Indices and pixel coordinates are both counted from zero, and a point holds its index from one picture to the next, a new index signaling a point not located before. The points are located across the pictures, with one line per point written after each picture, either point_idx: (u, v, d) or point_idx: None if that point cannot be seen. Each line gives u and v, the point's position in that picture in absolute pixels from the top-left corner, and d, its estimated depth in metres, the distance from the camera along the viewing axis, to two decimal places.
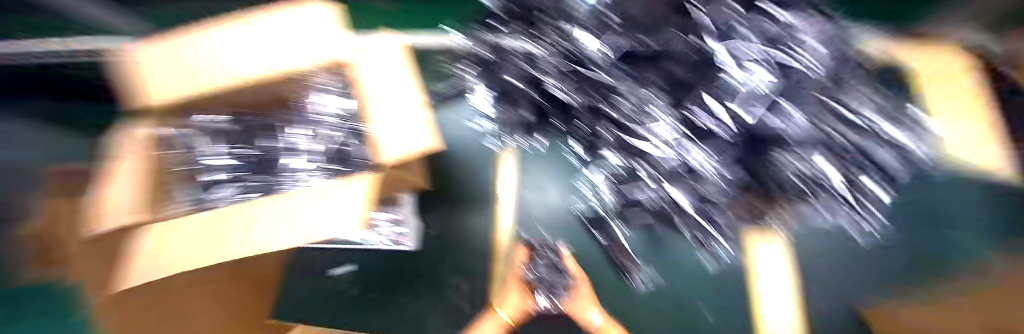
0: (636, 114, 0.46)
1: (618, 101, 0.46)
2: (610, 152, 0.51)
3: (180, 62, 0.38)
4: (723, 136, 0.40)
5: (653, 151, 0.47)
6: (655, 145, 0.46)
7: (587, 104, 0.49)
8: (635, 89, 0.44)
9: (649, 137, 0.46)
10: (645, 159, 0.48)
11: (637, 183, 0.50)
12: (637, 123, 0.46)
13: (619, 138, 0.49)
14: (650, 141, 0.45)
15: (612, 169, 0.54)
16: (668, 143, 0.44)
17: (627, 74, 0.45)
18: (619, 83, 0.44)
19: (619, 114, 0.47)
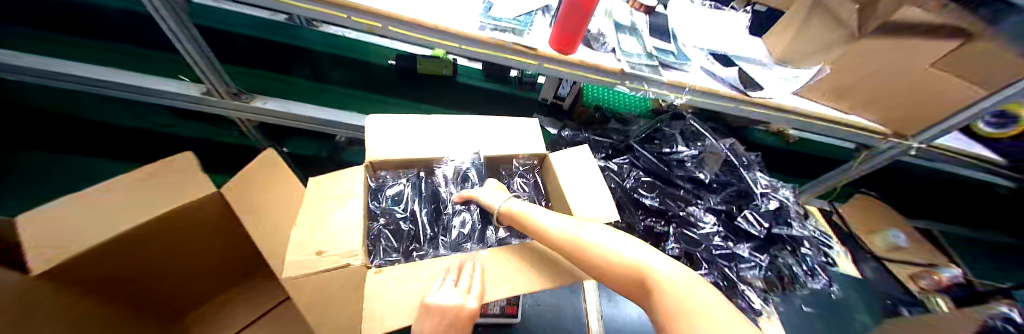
0: (688, 208, 0.74)
1: (682, 193, 0.75)
2: (678, 230, 0.73)
3: (439, 136, 0.54)
4: (755, 237, 0.70)
5: (708, 231, 0.71)
6: (718, 229, 0.71)
7: (665, 195, 0.76)
8: (702, 205, 0.74)
9: (705, 220, 0.72)
10: (708, 240, 0.70)
11: (699, 249, 0.70)
12: (696, 214, 0.72)
13: (685, 225, 0.73)
14: (709, 229, 0.71)
15: (679, 252, 0.72)
16: (718, 228, 0.71)
17: (690, 181, 0.76)
18: (680, 185, 0.76)
19: (684, 207, 0.74)
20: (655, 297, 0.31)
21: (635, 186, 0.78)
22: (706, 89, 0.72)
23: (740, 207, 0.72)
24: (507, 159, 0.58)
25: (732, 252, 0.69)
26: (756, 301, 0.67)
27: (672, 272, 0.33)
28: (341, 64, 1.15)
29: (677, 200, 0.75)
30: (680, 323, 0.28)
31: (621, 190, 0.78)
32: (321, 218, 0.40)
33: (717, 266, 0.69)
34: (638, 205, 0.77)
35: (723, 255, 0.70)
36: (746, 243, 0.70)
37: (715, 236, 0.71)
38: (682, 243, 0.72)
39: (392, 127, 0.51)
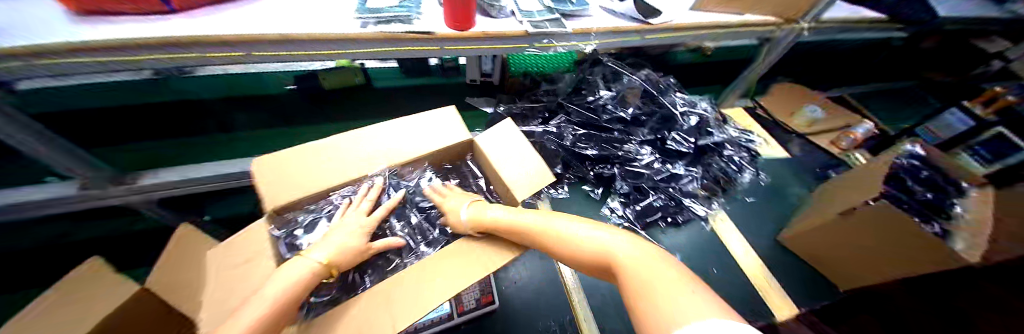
0: (624, 147, 0.78)
1: (616, 133, 0.79)
2: (624, 172, 0.78)
3: (347, 153, 0.49)
4: (685, 154, 0.76)
5: (644, 162, 0.77)
6: (655, 157, 0.77)
7: (605, 139, 0.79)
8: (636, 138, 0.78)
9: (642, 154, 0.77)
10: (648, 171, 0.77)
11: (642, 181, 0.77)
12: (632, 151, 0.78)
13: (626, 164, 0.78)
14: (644, 163, 0.77)
15: (628, 190, 0.78)
16: (654, 158, 0.77)
17: (620, 120, 0.80)
18: (613, 129, 0.79)
19: (619, 148, 0.78)
20: (622, 281, 0.31)
21: (575, 139, 0.81)
22: (609, 29, 0.72)
23: (667, 130, 0.78)
24: (439, 155, 0.56)
25: (668, 173, 0.76)
26: (698, 207, 0.77)
27: (636, 254, 0.32)
28: (235, 107, 1.00)
29: (615, 142, 0.79)
30: (643, 301, 0.27)
31: (565, 148, 0.80)
32: (226, 289, 0.34)
33: (662, 190, 0.76)
34: (581, 157, 0.81)
35: (663, 178, 0.76)
36: (679, 161, 0.77)
37: (653, 163, 0.77)
38: (626, 179, 0.78)
39: (289, 161, 0.45)
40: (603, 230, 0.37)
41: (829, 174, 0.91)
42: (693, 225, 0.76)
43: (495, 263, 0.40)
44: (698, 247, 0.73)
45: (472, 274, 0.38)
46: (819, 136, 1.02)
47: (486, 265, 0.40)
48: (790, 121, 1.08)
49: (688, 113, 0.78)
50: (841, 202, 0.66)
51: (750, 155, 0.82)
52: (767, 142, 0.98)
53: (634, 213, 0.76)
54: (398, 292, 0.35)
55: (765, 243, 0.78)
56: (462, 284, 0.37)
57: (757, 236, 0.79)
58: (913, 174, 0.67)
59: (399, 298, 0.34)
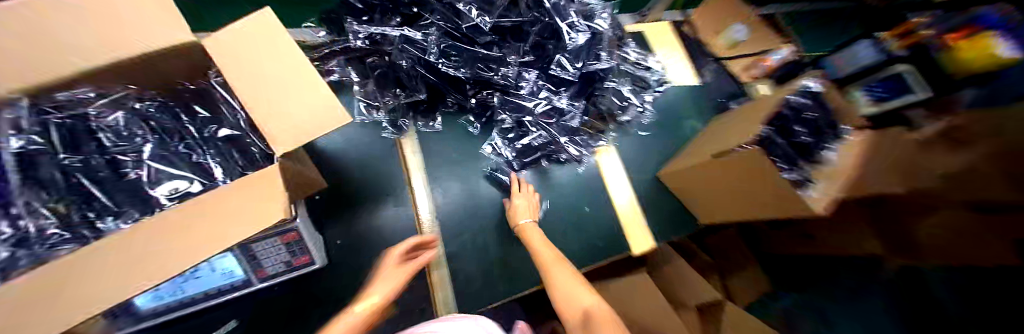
0: (502, 75, 0.59)
1: (494, 52, 0.58)
2: (511, 114, 0.63)
3: None
4: (571, 84, 0.62)
5: (527, 93, 0.62)
6: (537, 88, 0.62)
7: (483, 57, 0.57)
8: (518, 58, 0.59)
9: (525, 84, 0.61)
10: (531, 111, 0.63)
11: (525, 119, 0.63)
12: (514, 78, 0.60)
13: (504, 104, 0.63)
14: (523, 98, 0.62)
15: (509, 129, 0.65)
16: (540, 91, 0.63)
17: (496, 34, 0.58)
18: (490, 50, 0.58)
19: (494, 80, 0.60)
20: (551, 282, 0.46)
21: (435, 56, 0.56)
22: None
23: (556, 48, 0.59)
24: (161, 73, 0.32)
25: (551, 109, 0.63)
26: (575, 145, 0.68)
27: (569, 281, 0.45)
28: None
29: (499, 67, 0.59)
30: (561, 292, 0.44)
31: (420, 70, 0.58)
32: None
33: (548, 128, 0.65)
34: (442, 82, 0.60)
35: (546, 116, 0.64)
36: (564, 92, 0.63)
37: (536, 93, 0.63)
38: (501, 112, 0.64)
39: None
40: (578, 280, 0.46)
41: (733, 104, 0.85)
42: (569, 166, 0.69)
43: (253, 208, 0.23)
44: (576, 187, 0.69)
45: (224, 222, 0.22)
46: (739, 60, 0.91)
47: (256, 211, 0.23)
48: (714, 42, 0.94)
49: (583, 27, 0.59)
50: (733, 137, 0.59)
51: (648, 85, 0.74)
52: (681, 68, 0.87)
53: (515, 150, 0.66)
54: (79, 269, 0.19)
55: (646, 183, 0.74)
56: (205, 239, 0.22)
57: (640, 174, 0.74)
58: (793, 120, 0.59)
59: (73, 286, 0.18)
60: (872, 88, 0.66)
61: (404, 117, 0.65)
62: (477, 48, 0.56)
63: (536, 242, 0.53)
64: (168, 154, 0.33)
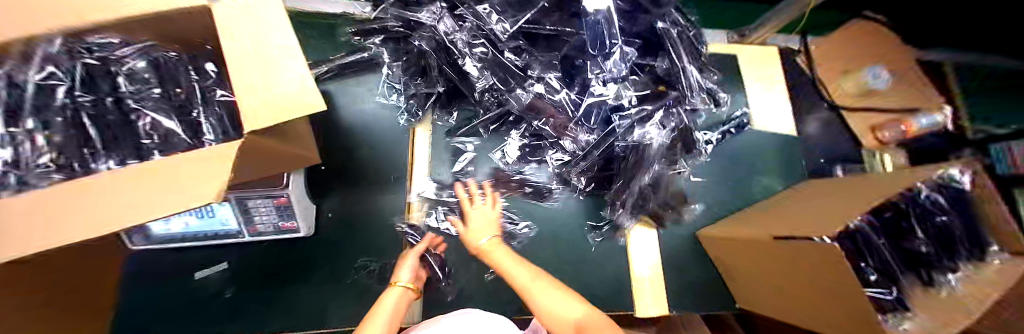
0: (611, 110, 0.60)
1: (609, 84, 0.58)
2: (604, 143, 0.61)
3: None
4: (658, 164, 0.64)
5: (621, 138, 0.60)
6: (630, 125, 0.59)
7: (603, 85, 0.58)
8: (662, 112, 0.59)
9: (617, 116, 0.60)
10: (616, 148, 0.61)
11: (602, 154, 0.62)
12: (616, 104, 0.59)
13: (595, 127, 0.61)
14: (615, 126, 0.60)
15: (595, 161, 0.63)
16: (633, 137, 0.59)
17: (629, 82, 0.60)
18: (620, 88, 0.59)
19: (605, 105, 0.60)
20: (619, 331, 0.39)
21: (595, 99, 0.59)
22: None
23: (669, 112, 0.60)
24: None
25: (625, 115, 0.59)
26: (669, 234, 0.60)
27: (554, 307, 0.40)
28: None
29: (609, 96, 0.59)
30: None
31: (563, 109, 0.59)
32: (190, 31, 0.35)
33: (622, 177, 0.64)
34: (585, 120, 0.61)
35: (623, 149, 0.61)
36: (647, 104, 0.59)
37: (575, 133, 0.61)
38: (624, 166, 0.63)
39: None
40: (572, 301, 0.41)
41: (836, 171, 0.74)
42: None
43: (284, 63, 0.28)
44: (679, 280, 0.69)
45: (270, 100, 0.27)
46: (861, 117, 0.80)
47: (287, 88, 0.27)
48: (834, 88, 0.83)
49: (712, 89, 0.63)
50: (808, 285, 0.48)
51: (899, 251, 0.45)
52: (774, 111, 0.76)
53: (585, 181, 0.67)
54: (109, 193, 0.21)
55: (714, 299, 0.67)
56: (258, 97, 0.26)
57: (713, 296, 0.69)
58: (917, 274, 0.47)
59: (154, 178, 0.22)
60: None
61: (537, 148, 0.67)
62: (600, 82, 0.58)
63: (555, 308, 0.40)
64: (404, 77, 0.61)
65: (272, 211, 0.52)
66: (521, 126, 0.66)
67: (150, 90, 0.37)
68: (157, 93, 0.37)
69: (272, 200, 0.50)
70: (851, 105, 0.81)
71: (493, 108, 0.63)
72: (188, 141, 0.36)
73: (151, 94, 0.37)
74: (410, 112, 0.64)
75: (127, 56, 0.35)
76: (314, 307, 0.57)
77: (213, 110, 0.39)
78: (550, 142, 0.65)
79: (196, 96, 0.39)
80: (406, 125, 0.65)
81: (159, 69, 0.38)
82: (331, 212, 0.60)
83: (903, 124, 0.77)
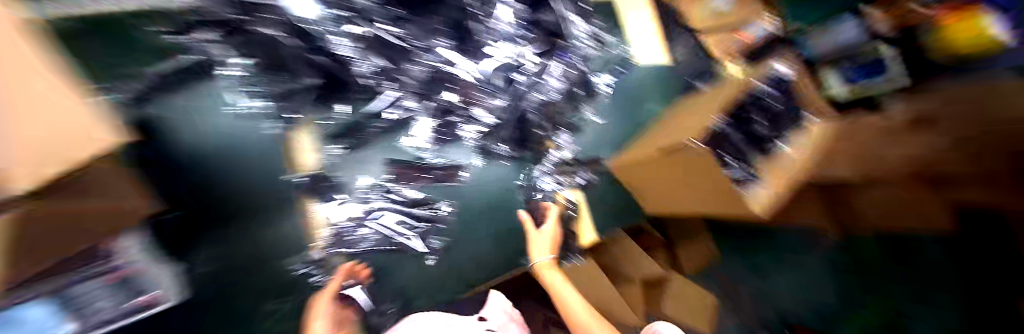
0: (518, 70, 0.59)
1: (506, 43, 0.57)
2: (521, 103, 0.61)
3: None
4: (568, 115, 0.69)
5: (535, 99, 0.62)
6: (537, 81, 0.60)
7: (503, 44, 0.56)
8: (557, 64, 0.62)
9: (527, 75, 0.59)
10: (531, 107, 0.62)
11: (518, 115, 0.63)
12: (521, 61, 0.59)
13: (510, 90, 0.60)
14: (526, 84, 0.60)
15: (513, 125, 0.64)
16: (541, 93, 0.61)
17: (526, 35, 0.59)
18: (519, 44, 0.58)
19: (510, 65, 0.58)
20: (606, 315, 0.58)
21: (494, 61, 0.57)
22: None
23: (568, 63, 0.63)
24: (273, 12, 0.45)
25: (533, 77, 0.60)
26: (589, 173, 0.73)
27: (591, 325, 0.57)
28: None
29: (512, 55, 0.58)
30: None
31: (465, 79, 0.55)
32: None
33: (541, 134, 0.67)
34: (489, 84, 0.57)
35: (539, 107, 0.63)
36: (545, 58, 0.61)
37: (487, 100, 0.58)
38: (537, 126, 0.65)
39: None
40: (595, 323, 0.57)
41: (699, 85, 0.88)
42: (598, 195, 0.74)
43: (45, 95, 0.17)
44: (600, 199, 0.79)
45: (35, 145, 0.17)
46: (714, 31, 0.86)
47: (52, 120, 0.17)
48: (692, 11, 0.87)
49: (598, 35, 0.68)
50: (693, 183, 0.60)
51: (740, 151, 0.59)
52: (647, 42, 0.84)
53: (510, 145, 0.67)
54: None
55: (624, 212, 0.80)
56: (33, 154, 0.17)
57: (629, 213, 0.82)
58: (761, 148, 0.61)
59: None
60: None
61: (448, 126, 0.62)
62: (496, 41, 0.56)
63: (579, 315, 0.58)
64: (257, 76, 0.47)
65: (111, 292, 0.39)
66: (425, 103, 0.57)
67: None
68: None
69: (104, 280, 0.37)
70: None
71: (389, 88, 0.54)
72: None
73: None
74: (279, 118, 0.52)
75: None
76: None
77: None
78: (461, 116, 0.60)
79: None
80: (280, 133, 0.54)
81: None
82: (206, 266, 0.49)
83: None
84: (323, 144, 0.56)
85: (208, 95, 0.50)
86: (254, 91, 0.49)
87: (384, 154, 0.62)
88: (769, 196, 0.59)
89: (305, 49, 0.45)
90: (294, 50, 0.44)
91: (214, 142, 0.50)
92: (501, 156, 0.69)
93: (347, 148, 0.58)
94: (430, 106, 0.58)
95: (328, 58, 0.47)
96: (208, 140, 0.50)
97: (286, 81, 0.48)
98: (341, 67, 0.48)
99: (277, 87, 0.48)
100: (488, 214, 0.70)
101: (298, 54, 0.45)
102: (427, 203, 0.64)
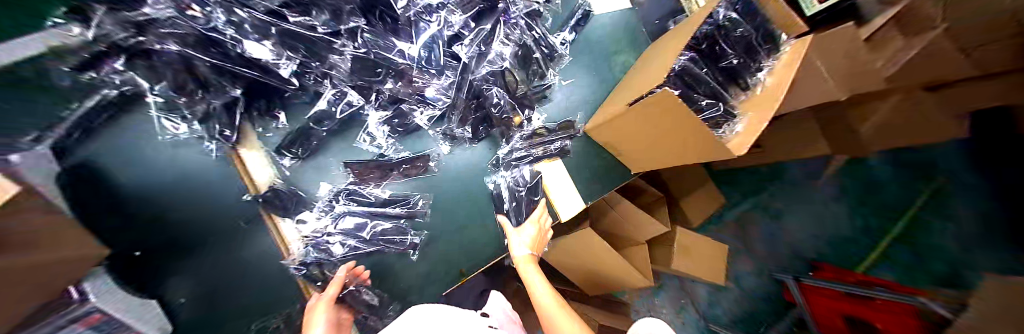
0: (458, 43, 0.56)
1: (438, 15, 0.53)
2: (471, 78, 0.57)
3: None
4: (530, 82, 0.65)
5: (485, 71, 0.57)
6: (482, 51, 0.56)
7: (435, 18, 0.52)
8: (501, 26, 0.56)
9: (471, 47, 0.55)
10: (482, 80, 0.58)
11: (472, 92, 0.59)
12: (459, 32, 0.55)
13: (452, 66, 0.57)
14: (469, 56, 0.56)
15: (470, 104, 0.60)
16: (491, 62, 0.57)
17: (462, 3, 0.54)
18: (453, 13, 0.54)
19: (447, 39, 0.55)
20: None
21: (429, 36, 0.53)
22: None
23: (514, 26, 0.59)
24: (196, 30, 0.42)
25: (479, 47, 0.56)
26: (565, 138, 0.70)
27: None
28: None
29: (448, 27, 0.54)
30: None
31: (402, 63, 0.53)
32: None
33: (505, 108, 0.63)
34: (429, 63, 0.55)
35: (493, 78, 0.59)
36: (486, 24, 0.56)
37: (428, 81, 0.56)
38: (497, 100, 0.61)
39: None
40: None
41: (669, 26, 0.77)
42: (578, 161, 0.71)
43: None
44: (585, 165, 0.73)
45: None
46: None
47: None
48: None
49: None
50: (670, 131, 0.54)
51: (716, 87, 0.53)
52: None
53: (472, 125, 0.63)
54: None
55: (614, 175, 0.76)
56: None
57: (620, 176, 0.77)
58: (736, 84, 0.56)
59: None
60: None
61: (402, 116, 0.60)
62: (425, 14, 0.52)
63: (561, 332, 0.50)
64: (178, 98, 0.45)
65: None
66: (369, 97, 0.56)
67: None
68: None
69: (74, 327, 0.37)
70: None
71: (325, 86, 0.53)
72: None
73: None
74: (217, 137, 0.50)
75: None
76: None
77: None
78: (411, 103, 0.58)
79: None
80: (221, 154, 0.52)
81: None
82: (185, 295, 0.47)
83: None
84: (272, 155, 0.55)
85: (143, 128, 0.48)
86: (184, 115, 0.47)
87: (341, 156, 0.59)
88: (754, 127, 0.50)
89: (217, 59, 0.43)
90: (210, 64, 0.43)
91: (159, 174, 0.48)
92: (469, 138, 0.66)
93: (299, 157, 0.56)
94: (378, 99, 0.56)
95: (249, 66, 0.46)
96: (151, 172, 0.48)
97: (210, 96, 0.46)
98: (265, 73, 0.47)
99: (202, 105, 0.47)
100: (469, 202, 0.67)
101: (214, 68, 0.44)
102: (399, 201, 0.60)
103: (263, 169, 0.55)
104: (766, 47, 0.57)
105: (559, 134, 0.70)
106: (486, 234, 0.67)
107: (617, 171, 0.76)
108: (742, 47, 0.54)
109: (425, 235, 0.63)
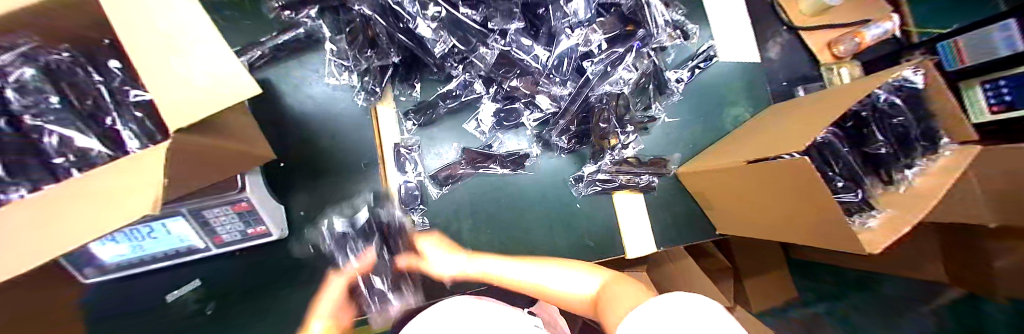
0: (588, 62, 0.58)
1: (577, 29, 0.55)
2: (586, 94, 0.59)
3: None
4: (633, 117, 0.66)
5: (602, 92, 0.59)
6: (604, 72, 0.58)
7: (573, 33, 0.55)
8: (631, 53, 0.58)
9: (596, 66, 0.58)
10: (596, 99, 0.60)
11: (581, 107, 0.61)
12: (590, 52, 0.57)
13: (574, 78, 0.59)
14: (592, 74, 0.58)
15: (573, 118, 0.62)
16: (609, 84, 0.59)
17: (600, 25, 0.56)
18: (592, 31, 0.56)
19: (578, 54, 0.57)
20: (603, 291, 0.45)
21: (566, 48, 0.56)
22: None
23: (642, 56, 0.60)
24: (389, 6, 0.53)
25: (602, 68, 0.58)
26: (655, 174, 0.69)
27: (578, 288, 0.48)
28: None
29: (582, 43, 0.56)
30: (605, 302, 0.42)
31: (534, 67, 0.56)
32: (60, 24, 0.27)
33: (606, 129, 0.64)
34: (557, 72, 0.58)
35: (606, 98, 0.60)
36: (618, 48, 0.58)
37: (550, 88, 0.59)
38: (604, 119, 0.62)
39: None
40: (590, 271, 0.49)
41: (795, 91, 0.82)
42: (659, 198, 0.71)
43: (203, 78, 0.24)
44: (666, 206, 0.71)
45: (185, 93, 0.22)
46: (818, 36, 0.85)
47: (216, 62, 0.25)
48: (795, 9, 0.86)
49: (677, 30, 0.64)
50: (785, 201, 0.51)
51: (853, 174, 0.50)
52: (739, 42, 0.77)
53: (569, 136, 0.65)
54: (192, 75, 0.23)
55: (696, 225, 0.72)
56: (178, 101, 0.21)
57: (702, 230, 0.73)
58: (877, 174, 0.52)
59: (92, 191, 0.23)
60: (996, 90, 0.70)
61: (510, 112, 0.64)
62: (566, 28, 0.55)
63: (559, 291, 0.49)
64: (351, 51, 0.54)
65: (234, 218, 0.47)
66: (490, 88, 0.62)
67: (47, 101, 0.33)
68: (56, 103, 0.34)
69: (229, 207, 0.45)
70: (805, 24, 0.85)
71: (459, 70, 0.59)
72: (109, 154, 0.35)
73: (47, 105, 0.33)
74: (366, 90, 0.58)
75: (12, 64, 0.30)
76: (305, 306, 0.56)
77: (131, 116, 0.36)
78: (523, 102, 0.62)
79: (107, 102, 0.36)
80: (365, 105, 0.60)
81: (50, 74, 0.33)
82: (303, 209, 0.57)
83: (856, 37, 0.81)
84: (402, 119, 0.63)
85: (319, 65, 0.59)
86: (349, 64, 0.56)
87: (453, 132, 0.65)
88: (891, 228, 0.45)
89: (390, 26, 0.51)
90: (384, 31, 0.51)
91: (318, 103, 0.58)
92: (563, 148, 0.67)
93: (419, 124, 0.63)
94: (499, 92, 0.61)
95: (410, 38, 0.52)
96: (316, 101, 0.58)
97: (373, 56, 0.54)
98: (419, 46, 0.54)
99: (365, 61, 0.55)
100: (548, 207, 0.67)
101: (386, 33, 0.52)
102: (484, 187, 0.65)
103: (393, 125, 0.62)
104: (921, 145, 0.52)
105: (646, 169, 0.69)
106: (552, 244, 0.66)
107: (700, 222, 0.73)
108: (895, 137, 0.52)
109: (500, 225, 0.65)
